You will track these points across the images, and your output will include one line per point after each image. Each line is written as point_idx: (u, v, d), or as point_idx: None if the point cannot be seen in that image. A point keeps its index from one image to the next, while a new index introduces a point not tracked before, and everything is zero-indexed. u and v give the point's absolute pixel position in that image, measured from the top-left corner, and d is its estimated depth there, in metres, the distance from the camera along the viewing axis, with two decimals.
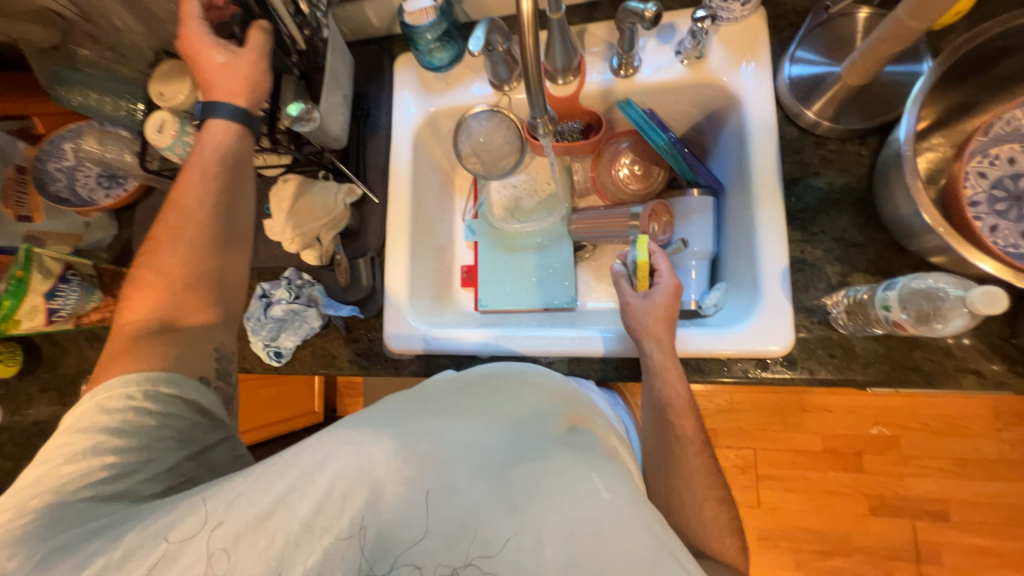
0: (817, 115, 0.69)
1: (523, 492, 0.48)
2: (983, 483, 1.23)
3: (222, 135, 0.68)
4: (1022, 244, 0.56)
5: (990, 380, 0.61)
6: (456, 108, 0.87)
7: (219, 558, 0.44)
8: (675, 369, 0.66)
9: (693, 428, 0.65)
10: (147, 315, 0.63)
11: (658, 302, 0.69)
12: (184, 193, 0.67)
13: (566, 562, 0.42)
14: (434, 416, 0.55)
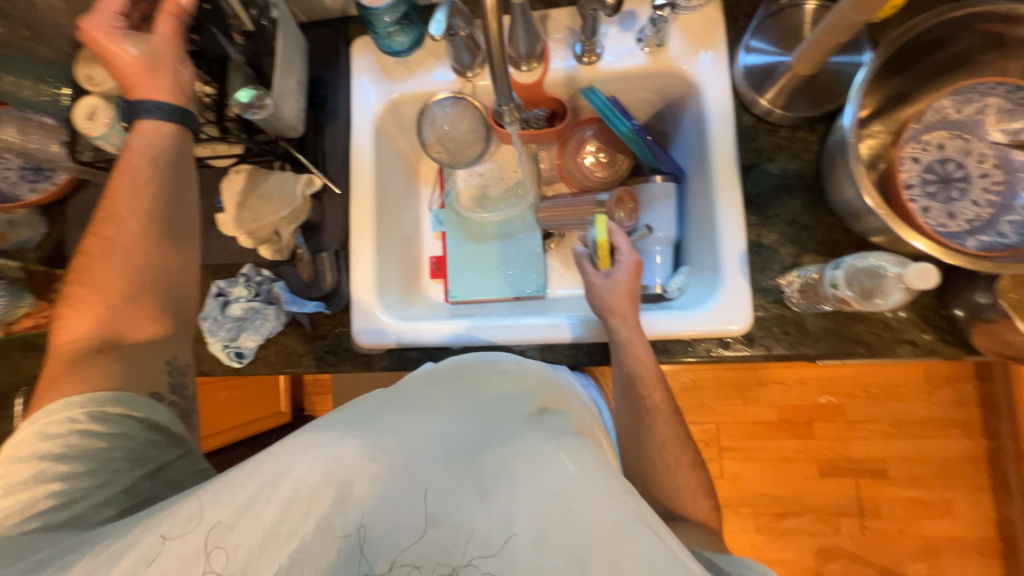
0: (770, 103, 0.72)
1: (492, 475, 0.48)
2: (916, 441, 1.36)
3: (152, 135, 0.64)
4: (949, 224, 0.61)
5: (923, 349, 0.67)
6: (418, 94, 0.85)
7: (217, 558, 0.44)
8: (642, 343, 0.69)
9: (661, 398, 0.69)
10: (92, 321, 0.60)
11: (620, 275, 0.72)
12: (117, 199, 0.62)
13: (536, 536, 0.44)
14: (400, 413, 0.54)
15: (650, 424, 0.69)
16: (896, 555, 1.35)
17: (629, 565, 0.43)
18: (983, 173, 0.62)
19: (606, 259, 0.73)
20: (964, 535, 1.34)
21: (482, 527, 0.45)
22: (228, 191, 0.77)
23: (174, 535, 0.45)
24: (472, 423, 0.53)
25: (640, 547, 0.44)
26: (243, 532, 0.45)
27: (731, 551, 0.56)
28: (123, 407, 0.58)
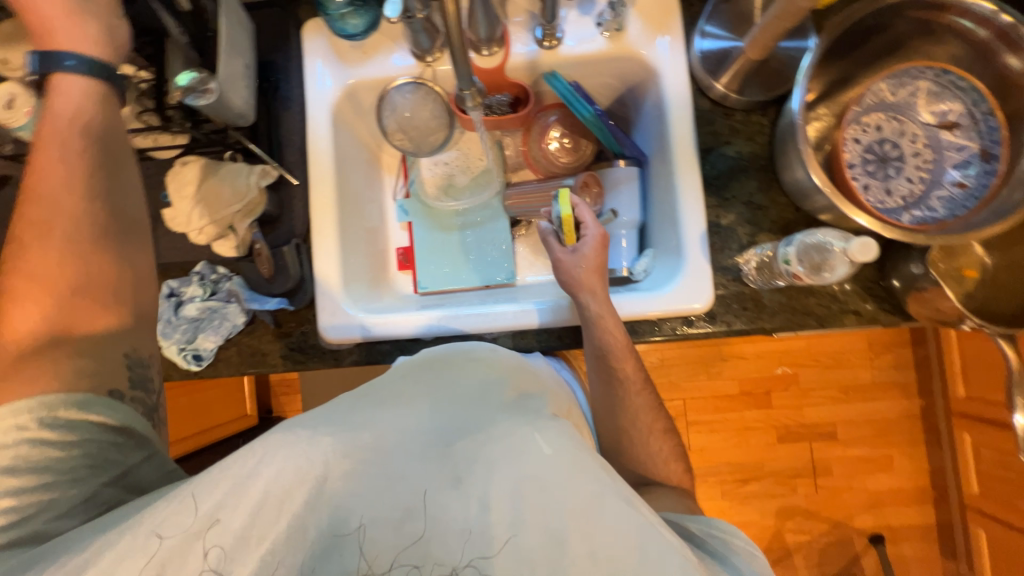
0: (725, 88, 0.74)
1: (466, 463, 0.49)
2: (861, 404, 1.47)
3: (78, 97, 0.59)
4: (887, 200, 0.66)
5: (866, 318, 0.72)
6: (376, 80, 0.82)
7: (216, 556, 0.44)
8: (612, 317, 0.69)
9: (634, 368, 0.71)
10: (41, 311, 0.55)
11: (586, 249, 0.72)
12: (42, 176, 0.57)
13: (512, 518, 0.46)
14: (374, 409, 0.53)
15: (624, 399, 0.72)
16: (847, 509, 1.47)
17: (603, 538, 0.45)
18: (916, 152, 0.67)
19: (571, 235, 0.74)
20: (903, 486, 1.47)
21: (460, 516, 0.47)
22: (178, 185, 0.73)
23: (172, 533, 0.43)
24: (447, 414, 0.53)
25: (613, 519, 0.46)
26: (241, 532, 0.44)
27: (700, 514, 0.60)
28: (76, 411, 0.54)
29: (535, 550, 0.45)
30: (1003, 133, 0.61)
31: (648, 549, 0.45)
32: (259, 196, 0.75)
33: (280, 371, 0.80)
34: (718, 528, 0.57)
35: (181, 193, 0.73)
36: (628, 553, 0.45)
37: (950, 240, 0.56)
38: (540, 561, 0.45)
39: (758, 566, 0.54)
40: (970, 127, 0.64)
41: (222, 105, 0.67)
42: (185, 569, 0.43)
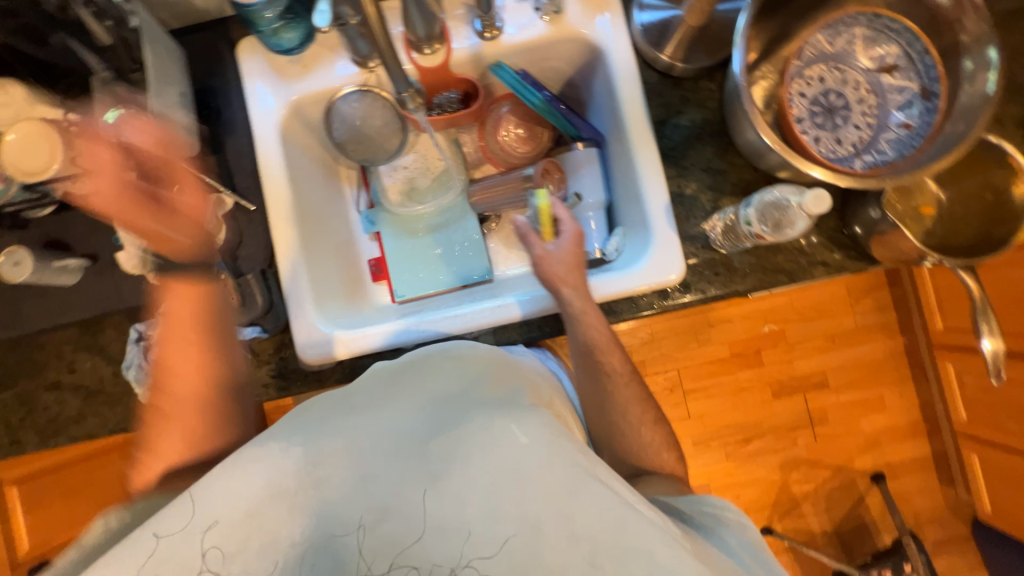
0: (671, 58, 0.75)
1: (441, 461, 0.51)
2: (847, 350, 1.51)
3: (190, 299, 0.68)
4: (839, 149, 0.67)
5: (835, 268, 0.73)
6: (321, 93, 0.80)
7: (213, 556, 0.47)
8: (594, 312, 0.70)
9: (621, 362, 0.72)
10: (184, 445, 0.65)
11: (567, 246, 0.73)
12: (176, 361, 0.67)
13: (487, 508, 0.48)
14: (355, 412, 0.56)
15: (609, 380, 0.73)
16: (845, 453, 1.51)
17: (581, 520, 0.46)
18: (860, 99, 0.68)
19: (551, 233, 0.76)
20: (897, 423, 1.52)
21: (436, 512, 0.49)
22: None
23: (170, 533, 0.47)
24: (428, 415, 0.56)
25: (591, 501, 0.46)
26: (232, 534, 0.48)
27: (689, 492, 0.63)
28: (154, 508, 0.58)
29: (512, 539, 0.46)
30: (940, 70, 0.62)
31: (627, 524, 0.46)
32: (216, 226, 0.74)
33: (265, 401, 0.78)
34: (710, 504, 0.60)
35: (133, 234, 0.71)
36: (605, 532, 0.45)
37: (899, 180, 0.58)
38: (519, 549, 0.46)
39: (749, 536, 0.57)
40: (908, 67, 0.65)
41: (163, 138, 0.66)
42: (183, 571, 0.46)
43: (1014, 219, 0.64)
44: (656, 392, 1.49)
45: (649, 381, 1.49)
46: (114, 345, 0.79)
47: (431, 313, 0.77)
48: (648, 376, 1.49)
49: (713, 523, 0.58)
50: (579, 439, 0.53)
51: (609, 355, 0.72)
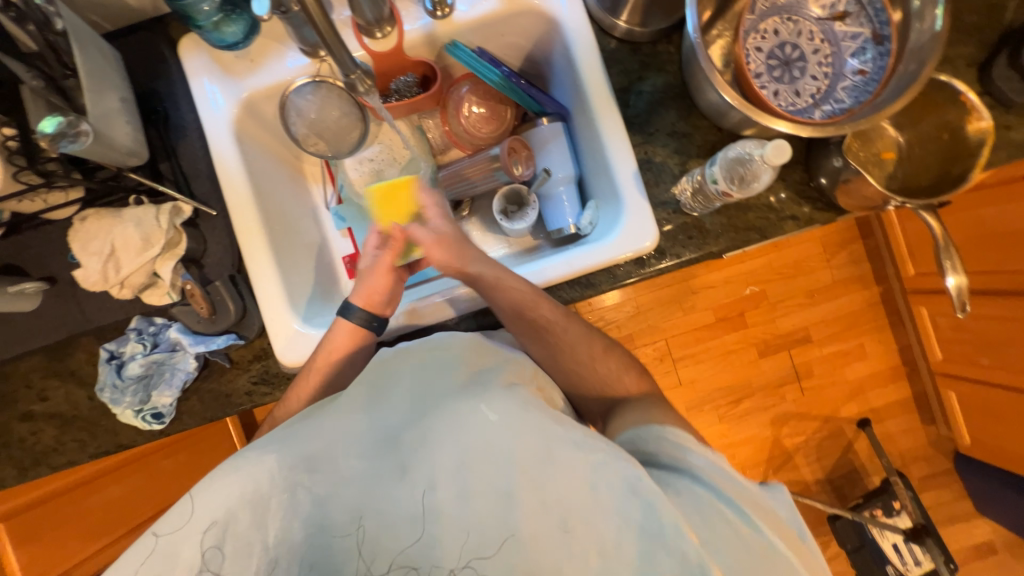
0: (628, 25, 0.74)
1: (411, 452, 0.54)
2: (826, 304, 1.54)
3: (350, 338, 0.72)
4: (798, 102, 0.67)
5: (804, 221, 0.74)
6: (273, 87, 0.77)
7: (212, 557, 0.48)
8: (510, 276, 0.71)
9: (551, 309, 0.70)
10: None
11: (385, 262, 0.77)
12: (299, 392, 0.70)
13: (461, 489, 0.51)
14: (321, 418, 0.57)
15: (586, 351, 0.73)
16: (831, 404, 1.56)
17: (552, 487, 0.49)
18: (816, 49, 0.68)
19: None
20: (878, 370, 1.57)
21: (409, 502, 0.51)
22: (83, 243, 0.68)
23: (167, 532, 0.48)
24: (401, 409, 0.58)
25: (563, 467, 0.49)
26: (231, 529, 0.49)
27: (651, 423, 0.59)
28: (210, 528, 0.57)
29: (486, 516, 0.49)
30: (889, 13, 0.62)
31: (597, 484, 0.49)
32: (177, 234, 0.72)
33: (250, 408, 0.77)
34: (673, 433, 0.57)
35: (88, 250, 0.68)
36: (578, 494, 0.49)
37: (857, 126, 0.59)
38: (491, 524, 0.49)
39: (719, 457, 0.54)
40: (859, 14, 0.65)
41: (106, 146, 0.63)
42: (183, 569, 0.47)
43: (970, 155, 0.65)
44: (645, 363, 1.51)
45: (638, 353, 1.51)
46: (86, 368, 0.76)
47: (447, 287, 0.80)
48: (637, 349, 1.51)
49: (681, 453, 0.54)
50: (554, 410, 0.55)
51: (551, 311, 0.70)
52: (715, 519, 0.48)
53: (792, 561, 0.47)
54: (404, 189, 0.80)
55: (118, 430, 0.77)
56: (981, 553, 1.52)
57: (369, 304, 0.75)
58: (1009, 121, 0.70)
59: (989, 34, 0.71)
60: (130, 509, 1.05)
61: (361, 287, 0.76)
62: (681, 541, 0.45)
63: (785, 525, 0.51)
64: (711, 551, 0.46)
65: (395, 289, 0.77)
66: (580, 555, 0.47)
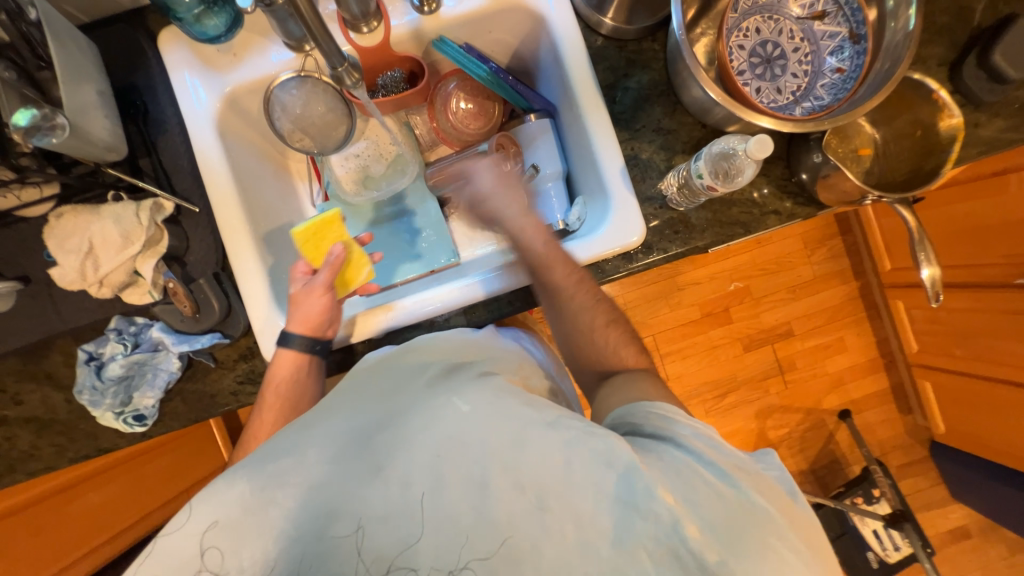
0: (613, 22, 0.75)
1: (383, 452, 0.49)
2: (807, 298, 1.58)
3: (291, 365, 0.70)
4: (779, 99, 0.69)
5: (786, 216, 0.76)
6: (256, 82, 0.75)
7: (213, 557, 0.44)
8: (538, 232, 0.68)
9: (565, 272, 0.65)
10: None
11: (322, 281, 0.70)
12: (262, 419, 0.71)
13: (433, 481, 0.46)
14: (291, 427, 0.53)
15: (587, 322, 0.64)
16: (813, 396, 1.60)
17: (526, 467, 0.45)
18: (796, 48, 0.69)
19: (369, 272, 0.75)
20: (857, 361, 1.61)
21: (380, 501, 0.46)
22: (59, 241, 0.67)
23: (172, 531, 0.44)
24: (374, 409, 0.55)
25: (538, 447, 0.45)
26: (238, 533, 0.44)
27: (636, 398, 0.52)
28: None
29: (457, 506, 0.45)
30: (865, 12, 0.64)
31: (573, 461, 0.44)
32: (158, 232, 0.70)
33: (235, 408, 0.76)
34: (659, 407, 0.49)
35: (65, 247, 0.67)
36: (554, 472, 0.44)
37: (836, 122, 0.60)
38: (465, 513, 0.44)
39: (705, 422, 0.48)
40: (836, 13, 0.67)
41: (84, 140, 0.61)
42: (179, 570, 0.43)
43: (942, 150, 0.68)
44: None
45: None
46: (63, 370, 0.74)
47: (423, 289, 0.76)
48: None
49: (660, 418, 0.48)
50: (532, 395, 0.52)
51: (563, 276, 0.65)
52: (694, 480, 0.43)
53: (779, 519, 0.42)
54: (334, 223, 0.73)
55: (98, 433, 0.75)
56: (956, 537, 1.58)
57: (308, 330, 0.70)
58: (978, 119, 0.73)
59: (960, 35, 0.73)
60: (111, 518, 1.02)
61: (294, 313, 0.70)
62: (655, 504, 0.41)
63: (773, 484, 0.45)
64: (691, 513, 0.41)
65: (335, 311, 0.72)
66: (559, 537, 0.43)
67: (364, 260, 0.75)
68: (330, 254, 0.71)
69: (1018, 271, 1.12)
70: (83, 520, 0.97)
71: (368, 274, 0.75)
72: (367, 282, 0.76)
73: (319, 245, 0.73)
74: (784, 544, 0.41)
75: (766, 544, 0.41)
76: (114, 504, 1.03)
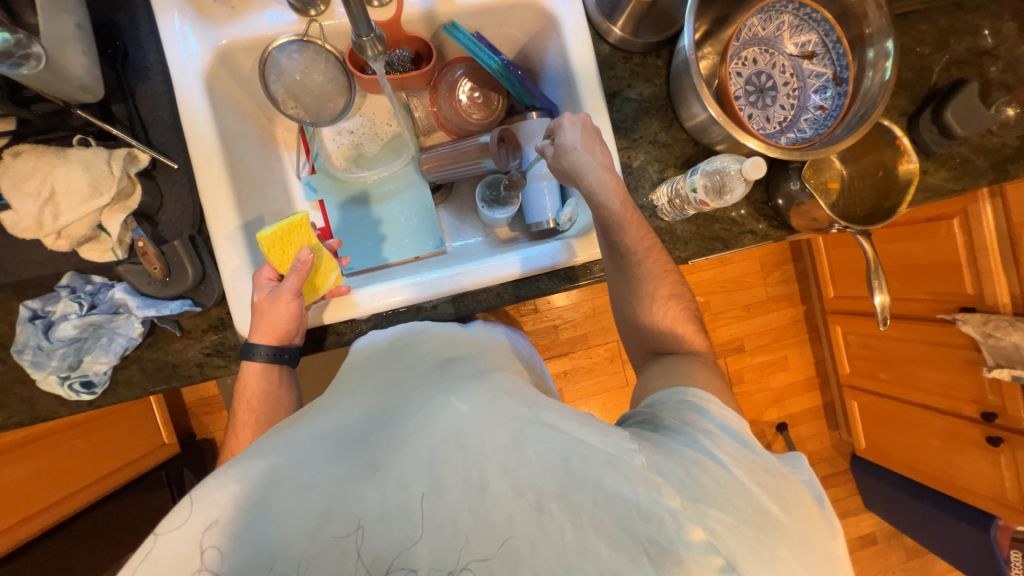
0: (622, 31, 0.77)
1: (381, 453, 0.48)
2: (760, 317, 1.69)
3: (254, 375, 0.68)
4: (768, 126, 0.75)
5: (760, 236, 0.81)
6: (252, 40, 0.71)
7: (212, 557, 0.42)
8: (616, 183, 0.68)
9: (639, 234, 0.68)
10: None
11: (289, 288, 0.65)
12: (239, 436, 0.68)
13: (430, 481, 0.45)
14: (286, 430, 0.53)
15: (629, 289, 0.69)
16: (756, 408, 1.71)
17: (524, 468, 0.45)
18: (786, 82, 0.75)
19: (339, 276, 0.71)
20: (798, 379, 1.74)
21: (375, 501, 0.44)
22: (15, 182, 0.61)
23: (169, 529, 0.43)
24: (377, 407, 0.56)
25: (536, 446, 0.46)
26: (237, 528, 0.43)
27: (674, 385, 0.58)
28: None
29: (456, 506, 0.43)
30: (849, 58, 0.71)
31: (572, 459, 0.45)
32: (130, 185, 0.66)
33: (199, 381, 0.72)
34: (692, 393, 0.55)
35: (22, 189, 0.61)
36: (553, 472, 0.44)
37: (817, 154, 0.66)
38: (463, 515, 0.43)
39: (731, 422, 0.51)
40: (824, 55, 0.73)
41: (58, 76, 0.57)
42: (178, 570, 0.41)
43: (899, 192, 0.75)
44: (596, 361, 1.54)
45: (591, 351, 1.54)
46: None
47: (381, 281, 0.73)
48: (591, 347, 1.54)
49: (686, 414, 0.52)
50: (527, 394, 0.54)
51: (635, 239, 0.68)
52: (702, 477, 0.45)
53: (789, 525, 0.44)
54: (302, 227, 0.69)
55: (35, 399, 0.68)
56: (866, 543, 1.75)
57: (273, 339, 0.67)
58: (927, 167, 0.82)
59: (919, 91, 0.82)
60: (36, 492, 0.92)
61: (259, 319, 0.66)
62: (660, 508, 0.42)
63: (791, 491, 0.47)
64: (696, 514, 0.42)
65: (303, 318, 0.68)
66: (558, 538, 0.42)
67: (332, 266, 0.71)
68: (297, 259, 0.66)
69: (940, 307, 1.26)
70: (9, 491, 0.87)
71: (337, 279, 0.71)
72: (338, 287, 0.71)
73: (287, 249, 0.67)
74: (792, 552, 0.42)
75: (775, 551, 0.42)
76: (39, 479, 0.93)
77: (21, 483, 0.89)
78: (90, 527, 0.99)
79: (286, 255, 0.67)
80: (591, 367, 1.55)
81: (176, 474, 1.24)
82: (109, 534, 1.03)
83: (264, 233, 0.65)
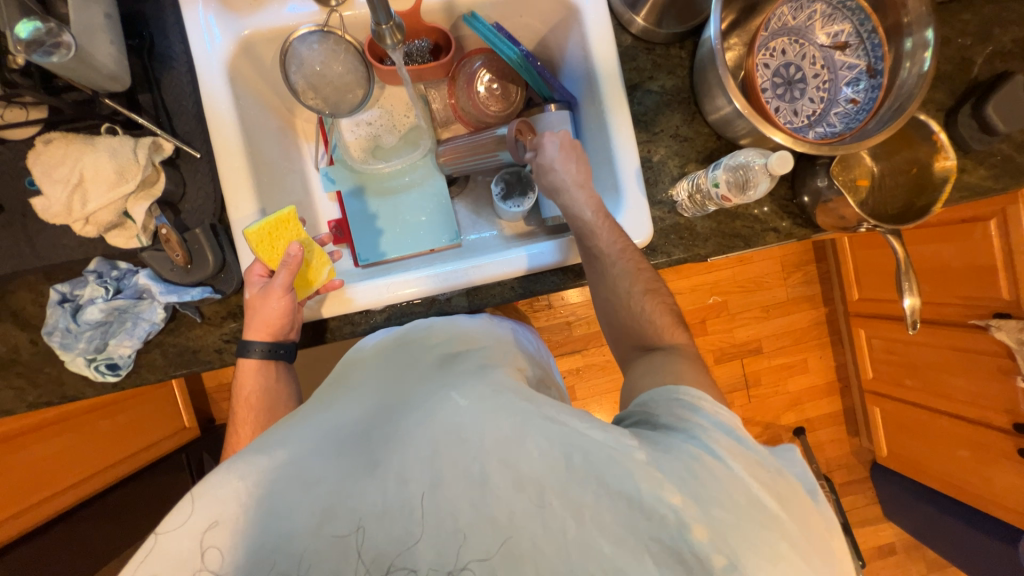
0: (644, 22, 0.75)
1: (382, 448, 0.48)
2: (780, 319, 1.64)
3: (256, 370, 0.70)
4: (795, 120, 0.72)
5: (784, 234, 0.79)
6: (274, 31, 0.71)
7: (213, 558, 0.42)
8: (586, 192, 0.70)
9: (611, 239, 0.67)
10: None
11: (279, 284, 0.66)
12: (241, 432, 0.70)
13: (431, 479, 0.44)
14: (287, 425, 0.53)
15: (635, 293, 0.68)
16: (772, 412, 1.67)
17: (527, 462, 0.44)
18: (816, 74, 0.73)
19: (332, 271, 0.71)
20: (818, 383, 1.69)
21: (376, 498, 0.44)
22: (46, 168, 0.63)
23: (168, 530, 0.43)
24: (380, 403, 0.56)
25: (538, 439, 0.45)
26: (241, 528, 0.43)
27: (666, 382, 0.55)
28: None
29: (457, 501, 0.43)
30: (885, 48, 0.68)
31: (574, 454, 0.44)
32: (154, 173, 0.67)
33: (218, 366, 0.73)
34: (686, 392, 0.52)
35: (52, 176, 0.63)
36: (555, 467, 0.44)
37: (847, 149, 0.64)
38: (463, 510, 0.43)
39: (725, 419, 0.49)
40: (858, 46, 0.70)
41: (87, 66, 0.58)
42: (179, 570, 0.41)
43: (933, 191, 0.72)
44: (610, 359, 1.53)
45: (604, 349, 1.53)
46: (29, 309, 0.70)
47: (389, 274, 0.73)
48: (604, 345, 1.53)
49: (678, 411, 0.50)
50: (528, 391, 0.53)
51: (608, 243, 0.67)
52: (702, 473, 0.43)
53: (791, 523, 0.42)
54: (290, 221, 0.68)
55: (63, 379, 0.71)
56: (884, 553, 1.70)
57: (268, 334, 0.69)
58: (965, 165, 0.78)
59: (958, 85, 0.78)
60: (63, 468, 0.96)
61: (253, 317, 0.68)
62: (661, 505, 0.41)
63: (787, 485, 0.45)
64: (699, 513, 0.41)
65: (296, 314, 0.69)
66: (561, 534, 0.42)
67: (325, 259, 0.71)
68: (288, 254, 0.66)
69: (972, 312, 1.21)
70: (35, 468, 0.91)
71: (330, 272, 0.71)
72: (331, 280, 0.71)
73: (276, 245, 0.68)
74: (795, 550, 0.40)
75: (774, 546, 0.40)
76: (68, 456, 0.97)
77: (49, 459, 0.93)
78: (114, 505, 1.03)
79: (274, 252, 0.68)
80: (605, 365, 1.54)
81: (195, 457, 1.27)
82: (132, 512, 1.06)
83: (249, 233, 0.65)
